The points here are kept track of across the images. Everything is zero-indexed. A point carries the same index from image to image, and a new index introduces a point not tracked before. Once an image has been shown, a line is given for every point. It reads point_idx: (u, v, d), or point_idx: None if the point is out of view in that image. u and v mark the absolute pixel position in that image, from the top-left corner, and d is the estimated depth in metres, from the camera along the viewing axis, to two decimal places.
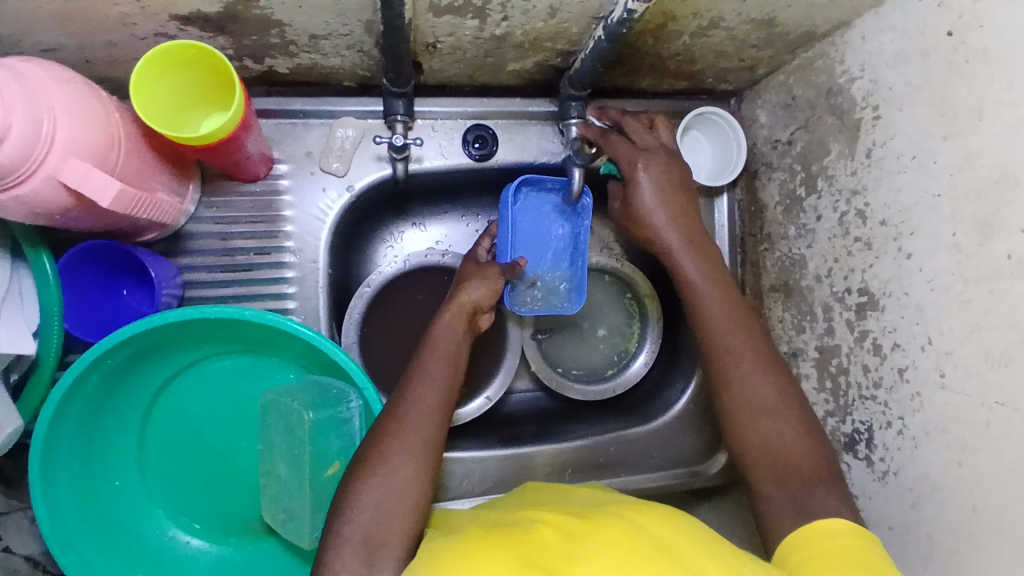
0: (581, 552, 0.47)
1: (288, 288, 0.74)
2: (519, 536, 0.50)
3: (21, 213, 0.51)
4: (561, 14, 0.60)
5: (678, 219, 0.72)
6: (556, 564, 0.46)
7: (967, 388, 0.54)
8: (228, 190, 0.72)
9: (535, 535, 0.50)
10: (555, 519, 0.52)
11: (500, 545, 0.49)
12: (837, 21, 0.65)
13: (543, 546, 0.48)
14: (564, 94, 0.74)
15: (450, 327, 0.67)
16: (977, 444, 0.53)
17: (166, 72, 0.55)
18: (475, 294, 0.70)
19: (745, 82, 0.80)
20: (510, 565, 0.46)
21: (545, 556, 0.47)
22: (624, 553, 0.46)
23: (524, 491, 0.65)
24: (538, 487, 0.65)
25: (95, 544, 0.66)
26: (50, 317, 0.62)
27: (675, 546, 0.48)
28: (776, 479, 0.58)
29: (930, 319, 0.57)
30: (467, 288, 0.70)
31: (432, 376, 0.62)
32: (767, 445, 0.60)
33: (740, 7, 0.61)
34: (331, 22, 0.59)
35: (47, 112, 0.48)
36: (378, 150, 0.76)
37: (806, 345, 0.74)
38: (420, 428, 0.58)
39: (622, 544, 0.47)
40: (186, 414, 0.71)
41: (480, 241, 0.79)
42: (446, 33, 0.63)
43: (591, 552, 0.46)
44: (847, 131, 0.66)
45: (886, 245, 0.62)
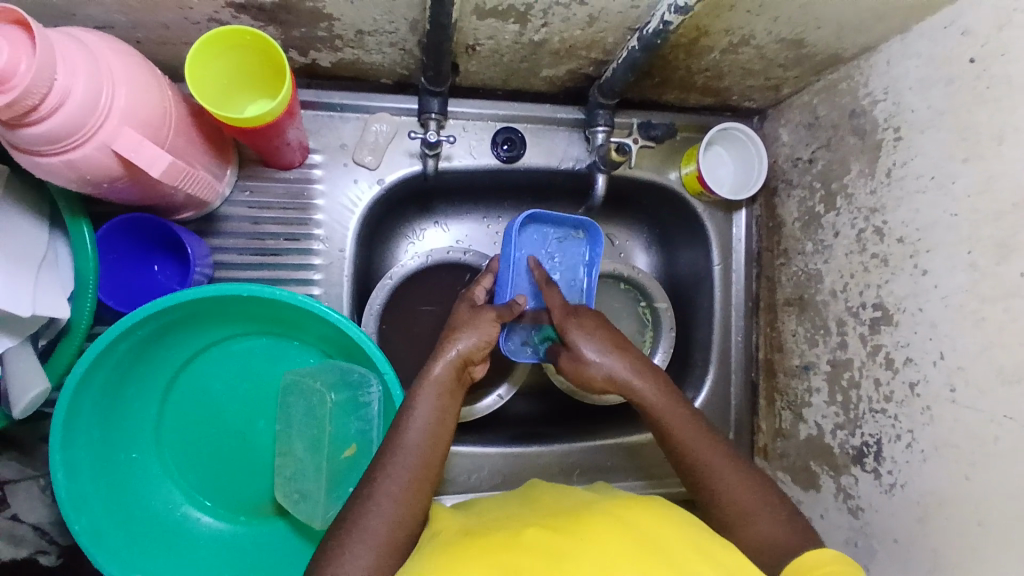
0: (578, 551, 0.47)
1: (314, 275, 0.76)
2: (515, 537, 0.50)
3: (72, 178, 0.53)
4: (599, 23, 0.63)
5: (619, 344, 0.68)
6: (553, 562, 0.46)
7: (978, 404, 0.55)
8: (264, 175, 0.74)
9: (532, 535, 0.50)
10: (548, 521, 0.52)
11: (496, 546, 0.49)
12: (864, 45, 0.67)
13: (541, 546, 0.48)
14: (593, 102, 0.77)
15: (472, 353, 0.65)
16: (985, 458, 0.54)
17: (219, 54, 0.57)
18: (466, 345, 0.64)
19: (769, 101, 0.82)
20: (506, 565, 0.46)
21: (542, 553, 0.47)
22: (619, 553, 0.47)
23: (526, 488, 0.65)
24: (538, 484, 0.65)
25: (108, 513, 0.66)
26: (85, 284, 0.64)
27: (674, 543, 0.49)
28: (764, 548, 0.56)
29: (943, 335, 0.59)
30: (460, 337, 0.64)
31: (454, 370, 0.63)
32: (756, 527, 0.57)
33: (772, 26, 0.64)
34: (378, 18, 0.62)
35: (107, 82, 0.50)
36: (410, 145, 0.78)
37: (818, 359, 0.75)
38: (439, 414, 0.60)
39: (617, 544, 0.48)
40: (206, 391, 0.72)
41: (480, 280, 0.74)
42: (487, 36, 0.65)
43: (588, 552, 0.47)
44: (868, 151, 0.68)
45: (903, 262, 0.64)
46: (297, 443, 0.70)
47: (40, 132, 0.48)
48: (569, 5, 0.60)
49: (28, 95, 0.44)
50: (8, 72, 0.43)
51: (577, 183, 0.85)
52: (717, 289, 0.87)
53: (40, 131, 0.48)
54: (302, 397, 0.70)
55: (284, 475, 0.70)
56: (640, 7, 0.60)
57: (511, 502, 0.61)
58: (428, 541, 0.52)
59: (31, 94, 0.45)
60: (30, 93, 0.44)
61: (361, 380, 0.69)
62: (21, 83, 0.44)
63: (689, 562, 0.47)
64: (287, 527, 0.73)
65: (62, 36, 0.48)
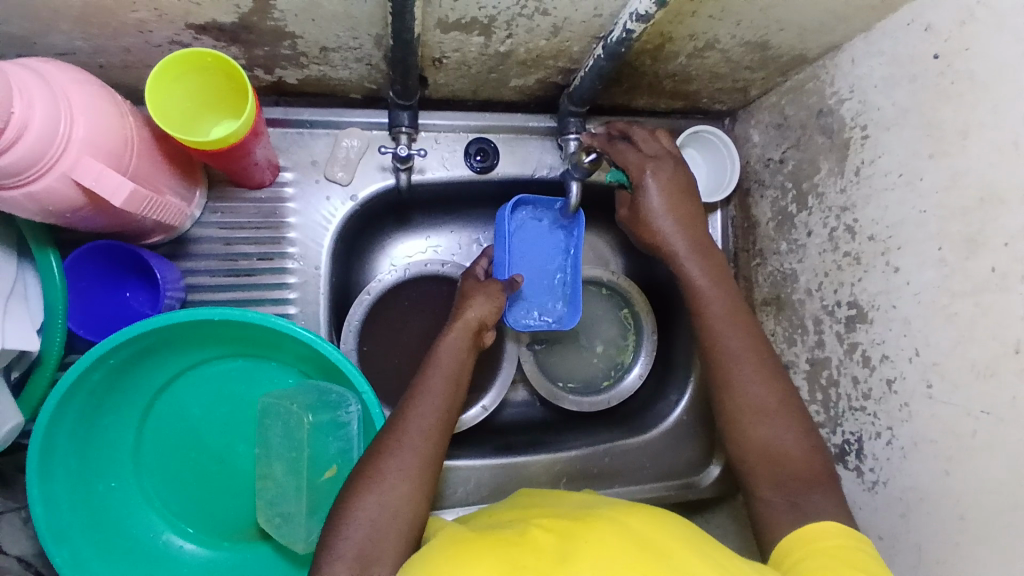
0: (572, 552, 0.47)
1: (289, 293, 0.75)
2: (511, 541, 0.50)
3: (34, 209, 0.52)
4: (564, 33, 0.63)
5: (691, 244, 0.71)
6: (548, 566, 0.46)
7: (952, 398, 0.56)
8: (235, 196, 0.74)
9: (531, 541, 0.50)
10: (548, 527, 0.52)
11: (492, 549, 0.49)
12: (828, 44, 0.68)
13: (539, 554, 0.48)
14: (563, 109, 0.77)
15: (456, 344, 0.67)
16: (962, 452, 0.55)
17: (180, 78, 0.57)
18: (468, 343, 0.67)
19: (739, 103, 0.82)
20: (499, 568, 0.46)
21: (537, 558, 0.47)
22: (612, 552, 0.46)
23: (517, 496, 0.65)
24: (530, 492, 0.65)
25: (87, 543, 0.65)
26: (54, 313, 0.63)
27: (666, 545, 0.48)
28: (775, 484, 0.59)
29: (917, 331, 0.59)
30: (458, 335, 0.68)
31: (432, 396, 0.61)
32: (767, 445, 0.60)
33: (735, 30, 0.64)
34: (342, 35, 0.62)
35: (65, 113, 0.49)
36: (382, 159, 0.78)
37: (797, 358, 0.76)
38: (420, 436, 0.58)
39: (610, 543, 0.48)
40: (185, 415, 0.71)
41: (477, 262, 0.80)
42: (453, 49, 0.65)
43: (584, 555, 0.46)
44: (837, 149, 0.69)
45: (875, 260, 0.65)
46: (277, 466, 0.68)
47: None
48: (533, 16, 0.60)
49: None
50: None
51: (551, 191, 0.84)
52: None
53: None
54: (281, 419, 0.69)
55: (265, 499, 0.68)
56: (603, 16, 0.60)
57: (512, 508, 0.61)
58: (428, 547, 0.52)
59: None
60: None
61: (341, 400, 0.67)
62: None
63: (684, 563, 0.46)
64: (271, 550, 0.71)
65: (18, 68, 0.48)
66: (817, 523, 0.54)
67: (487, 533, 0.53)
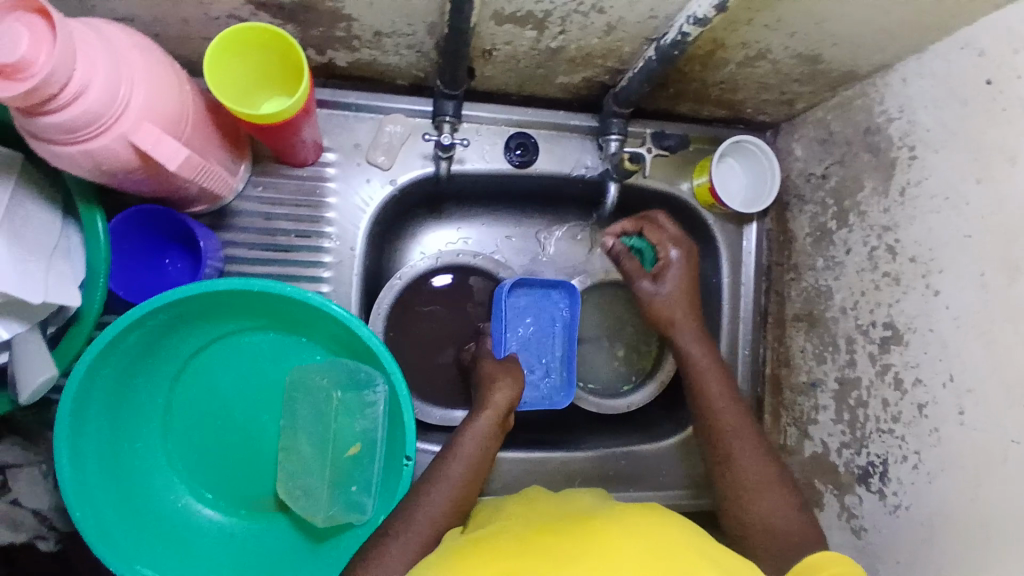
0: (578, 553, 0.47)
1: (324, 272, 0.76)
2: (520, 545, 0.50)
3: (89, 167, 0.53)
4: (616, 32, 0.63)
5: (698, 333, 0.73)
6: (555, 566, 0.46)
7: (985, 424, 0.55)
8: (278, 172, 0.75)
9: (527, 546, 0.50)
10: (543, 529, 0.52)
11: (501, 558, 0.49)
12: (879, 62, 0.67)
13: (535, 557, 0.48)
14: (607, 110, 0.77)
15: (481, 430, 0.67)
16: (991, 477, 0.54)
17: (240, 51, 0.58)
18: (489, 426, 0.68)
19: (783, 116, 0.82)
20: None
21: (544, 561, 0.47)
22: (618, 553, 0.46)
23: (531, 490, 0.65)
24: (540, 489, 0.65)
25: (110, 501, 0.67)
26: (96, 274, 0.63)
27: (678, 547, 0.48)
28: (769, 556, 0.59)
29: (952, 355, 0.59)
30: (479, 416, 0.69)
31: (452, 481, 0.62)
32: (768, 500, 0.61)
33: (789, 41, 0.64)
34: (397, 21, 0.63)
35: (127, 75, 0.50)
36: (424, 147, 0.79)
37: (826, 376, 0.75)
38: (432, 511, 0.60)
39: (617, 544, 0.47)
40: (213, 383, 0.73)
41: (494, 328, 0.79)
42: (505, 42, 0.66)
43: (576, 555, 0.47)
44: (882, 168, 0.68)
45: (915, 281, 0.64)
46: (302, 439, 0.70)
47: (57, 121, 0.48)
48: (588, 14, 0.60)
49: (48, 83, 0.44)
50: (27, 60, 0.43)
51: (588, 191, 0.84)
52: (726, 303, 0.85)
53: (57, 120, 0.48)
54: (309, 395, 0.71)
55: (286, 472, 0.70)
56: (658, 18, 0.60)
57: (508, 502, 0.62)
58: (429, 557, 0.52)
59: (51, 83, 0.45)
60: (50, 82, 0.45)
61: (368, 380, 0.69)
62: (40, 72, 0.44)
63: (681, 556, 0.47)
64: (287, 524, 0.72)
65: (84, 27, 0.48)
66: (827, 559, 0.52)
67: (486, 539, 0.53)
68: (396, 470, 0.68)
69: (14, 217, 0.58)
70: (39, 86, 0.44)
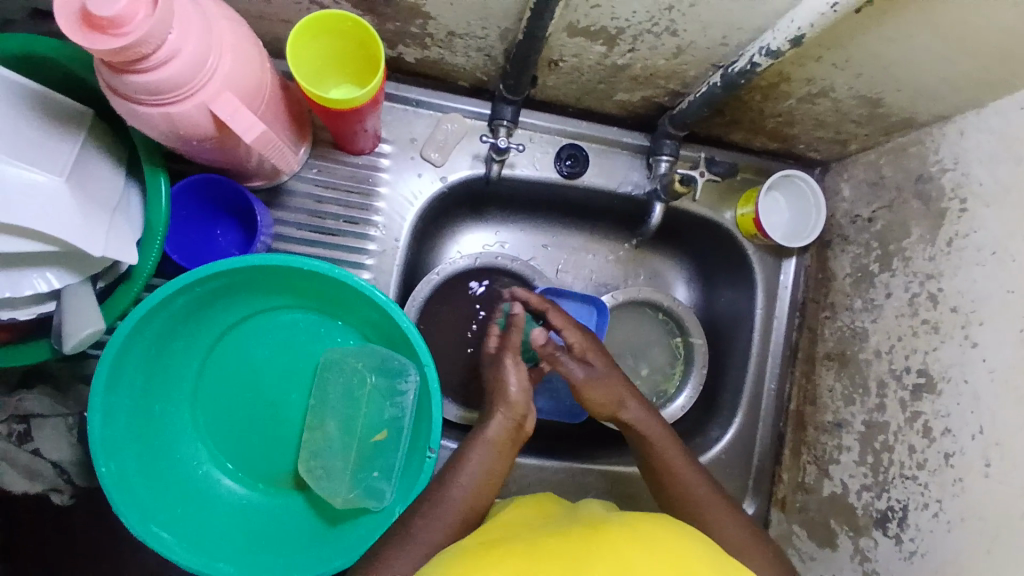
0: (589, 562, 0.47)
1: (367, 259, 0.78)
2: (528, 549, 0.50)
3: (166, 131, 0.55)
4: (685, 56, 0.64)
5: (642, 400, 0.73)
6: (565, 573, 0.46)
7: (1014, 480, 0.56)
8: (334, 158, 0.76)
9: (541, 553, 0.50)
10: (555, 538, 0.52)
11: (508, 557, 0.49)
12: (938, 113, 0.67)
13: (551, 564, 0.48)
14: (661, 130, 0.78)
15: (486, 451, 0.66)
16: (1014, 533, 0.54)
17: (318, 36, 0.60)
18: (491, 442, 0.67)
19: (833, 155, 0.82)
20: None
21: (553, 566, 0.47)
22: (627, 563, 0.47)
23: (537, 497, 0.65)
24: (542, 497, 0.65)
25: (135, 461, 0.67)
26: (153, 235, 0.64)
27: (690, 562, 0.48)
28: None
29: (986, 408, 0.59)
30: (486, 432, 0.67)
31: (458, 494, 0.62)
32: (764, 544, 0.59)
33: (853, 81, 0.65)
34: (473, 23, 0.64)
35: (215, 46, 0.51)
36: (477, 148, 0.80)
37: (852, 418, 0.75)
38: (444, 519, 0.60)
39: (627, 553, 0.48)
40: (247, 355, 0.73)
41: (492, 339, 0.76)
42: (572, 54, 0.67)
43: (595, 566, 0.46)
44: (931, 217, 0.68)
45: (954, 331, 0.64)
46: (330, 419, 0.71)
47: (143, 82, 0.49)
48: (660, 35, 0.61)
49: (142, 42, 0.45)
50: (126, 17, 0.44)
51: (631, 208, 0.85)
52: (756, 334, 0.85)
53: (143, 80, 0.49)
54: (342, 376, 0.72)
55: (310, 450, 0.71)
56: (729, 46, 0.61)
57: (511, 512, 0.61)
58: (439, 559, 0.51)
59: (146, 43, 0.45)
60: (145, 42, 0.45)
61: (402, 369, 0.70)
62: (137, 31, 0.44)
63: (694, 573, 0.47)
64: (303, 502, 0.74)
65: None
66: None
67: (496, 544, 0.52)
68: (418, 461, 0.69)
69: (79, 171, 0.59)
70: (134, 44, 0.44)
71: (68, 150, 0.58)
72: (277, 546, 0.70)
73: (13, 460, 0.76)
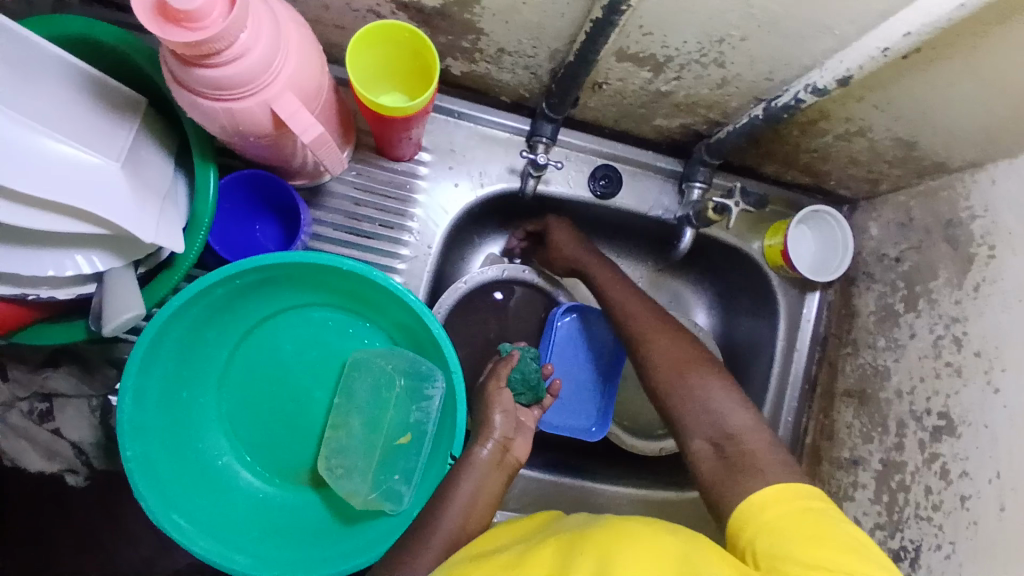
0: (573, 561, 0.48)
1: (398, 264, 0.79)
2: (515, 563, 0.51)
3: (223, 126, 0.56)
4: (729, 87, 0.66)
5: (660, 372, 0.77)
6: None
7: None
8: (375, 163, 0.78)
9: (529, 565, 0.50)
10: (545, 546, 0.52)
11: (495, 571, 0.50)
12: (971, 160, 0.68)
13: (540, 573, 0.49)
14: (695, 157, 0.79)
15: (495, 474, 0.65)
16: None
17: (376, 44, 0.61)
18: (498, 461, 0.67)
19: (862, 193, 0.83)
20: None
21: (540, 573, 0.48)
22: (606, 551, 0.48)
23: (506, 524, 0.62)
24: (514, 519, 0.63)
25: (159, 447, 0.67)
26: (198, 227, 0.66)
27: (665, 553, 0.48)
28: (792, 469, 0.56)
29: (1004, 454, 0.60)
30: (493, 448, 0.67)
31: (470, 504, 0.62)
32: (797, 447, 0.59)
33: (892, 124, 0.66)
34: (524, 42, 0.66)
35: (283, 47, 0.53)
36: (514, 162, 0.81)
37: (870, 455, 0.75)
38: (462, 525, 0.60)
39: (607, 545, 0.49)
40: (276, 348, 0.74)
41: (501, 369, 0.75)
42: (617, 78, 0.69)
43: (583, 565, 0.47)
44: (959, 262, 0.69)
45: (976, 375, 0.65)
46: (353, 419, 0.72)
47: (210, 76, 0.50)
48: (707, 66, 0.63)
49: (217, 39, 0.47)
50: (205, 13, 0.45)
51: (659, 231, 0.86)
52: (776, 365, 0.86)
53: (211, 75, 0.50)
54: (368, 377, 0.73)
55: (330, 448, 0.71)
56: (773, 81, 0.63)
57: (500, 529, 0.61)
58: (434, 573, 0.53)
59: (220, 39, 0.47)
60: (218, 39, 0.47)
61: (429, 373, 0.71)
62: (213, 27, 0.46)
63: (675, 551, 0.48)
64: (319, 498, 0.74)
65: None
66: (804, 486, 0.53)
67: (485, 557, 0.54)
68: (439, 466, 0.70)
69: (134, 157, 0.60)
70: (207, 39, 0.46)
71: (125, 136, 0.60)
72: (291, 541, 0.71)
73: (34, 438, 0.77)
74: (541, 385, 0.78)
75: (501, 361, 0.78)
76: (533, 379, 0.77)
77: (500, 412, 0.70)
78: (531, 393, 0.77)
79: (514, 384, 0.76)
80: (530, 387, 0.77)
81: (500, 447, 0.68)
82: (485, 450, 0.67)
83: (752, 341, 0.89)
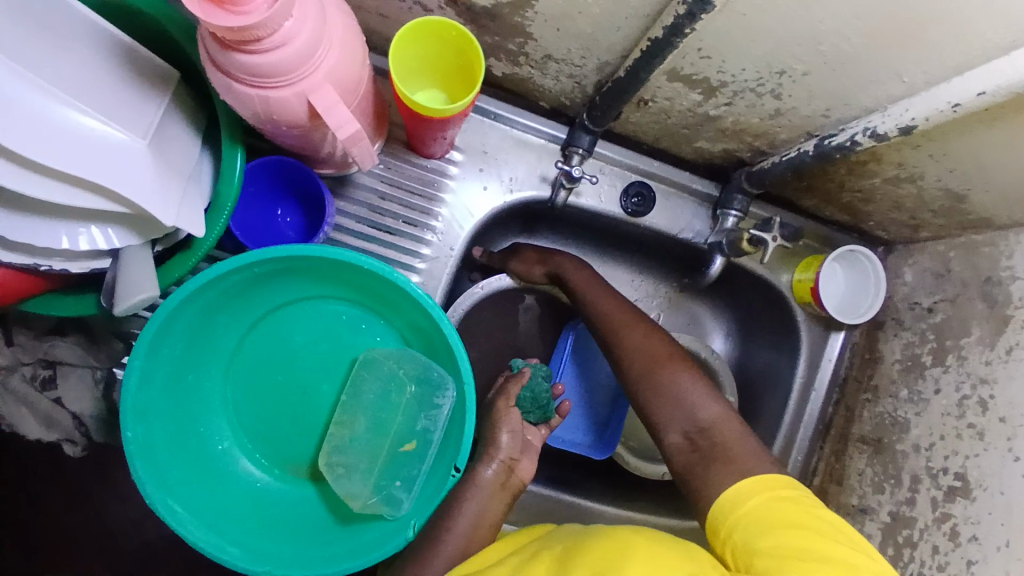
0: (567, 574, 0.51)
1: (418, 263, 0.77)
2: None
3: (256, 113, 0.54)
4: (780, 118, 0.63)
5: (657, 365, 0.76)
6: None
7: None
8: (405, 158, 0.76)
9: None
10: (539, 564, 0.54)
11: None
12: (1020, 219, 0.66)
13: None
14: (734, 184, 0.77)
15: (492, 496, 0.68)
16: None
17: (421, 39, 0.59)
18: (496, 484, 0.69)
19: (900, 238, 0.81)
20: None
21: None
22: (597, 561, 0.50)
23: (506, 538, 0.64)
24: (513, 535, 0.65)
25: (161, 428, 0.66)
26: (220, 210, 0.63)
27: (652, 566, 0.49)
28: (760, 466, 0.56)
29: (1019, 525, 0.58)
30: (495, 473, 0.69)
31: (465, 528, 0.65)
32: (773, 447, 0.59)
33: (945, 174, 0.63)
34: (572, 50, 0.63)
35: (326, 37, 0.51)
36: (546, 170, 0.79)
37: (878, 506, 0.73)
38: None
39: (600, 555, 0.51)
40: (287, 338, 0.73)
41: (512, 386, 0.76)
42: (665, 97, 0.66)
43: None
44: (994, 322, 0.67)
45: (998, 441, 0.63)
46: (358, 418, 0.71)
47: (249, 62, 0.48)
48: (762, 95, 0.60)
49: (260, 26, 0.44)
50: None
51: (687, 254, 0.84)
52: (791, 402, 0.84)
53: (250, 61, 0.48)
54: (377, 377, 0.71)
55: (333, 445, 0.70)
56: (829, 118, 0.60)
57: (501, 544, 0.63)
58: None
59: (264, 26, 0.45)
60: (262, 26, 0.44)
61: (440, 382, 0.69)
62: (258, 14, 0.43)
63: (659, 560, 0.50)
64: (316, 493, 0.73)
65: None
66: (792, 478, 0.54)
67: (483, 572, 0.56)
68: (441, 475, 0.69)
69: (161, 134, 0.58)
70: (251, 25, 0.43)
71: (153, 112, 0.57)
72: (286, 535, 0.70)
73: (34, 405, 0.77)
74: (551, 405, 0.79)
75: (511, 378, 0.79)
76: (542, 399, 0.77)
77: (507, 431, 0.73)
78: (540, 412, 0.77)
79: (524, 402, 0.76)
80: (539, 407, 0.77)
81: (503, 465, 0.70)
82: (488, 471, 0.70)
83: (768, 375, 0.87)
